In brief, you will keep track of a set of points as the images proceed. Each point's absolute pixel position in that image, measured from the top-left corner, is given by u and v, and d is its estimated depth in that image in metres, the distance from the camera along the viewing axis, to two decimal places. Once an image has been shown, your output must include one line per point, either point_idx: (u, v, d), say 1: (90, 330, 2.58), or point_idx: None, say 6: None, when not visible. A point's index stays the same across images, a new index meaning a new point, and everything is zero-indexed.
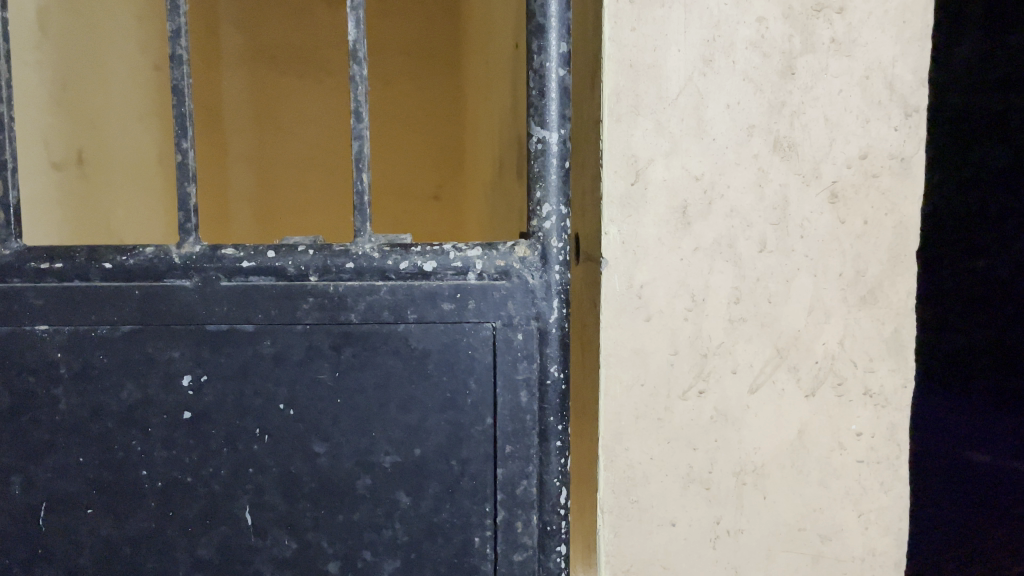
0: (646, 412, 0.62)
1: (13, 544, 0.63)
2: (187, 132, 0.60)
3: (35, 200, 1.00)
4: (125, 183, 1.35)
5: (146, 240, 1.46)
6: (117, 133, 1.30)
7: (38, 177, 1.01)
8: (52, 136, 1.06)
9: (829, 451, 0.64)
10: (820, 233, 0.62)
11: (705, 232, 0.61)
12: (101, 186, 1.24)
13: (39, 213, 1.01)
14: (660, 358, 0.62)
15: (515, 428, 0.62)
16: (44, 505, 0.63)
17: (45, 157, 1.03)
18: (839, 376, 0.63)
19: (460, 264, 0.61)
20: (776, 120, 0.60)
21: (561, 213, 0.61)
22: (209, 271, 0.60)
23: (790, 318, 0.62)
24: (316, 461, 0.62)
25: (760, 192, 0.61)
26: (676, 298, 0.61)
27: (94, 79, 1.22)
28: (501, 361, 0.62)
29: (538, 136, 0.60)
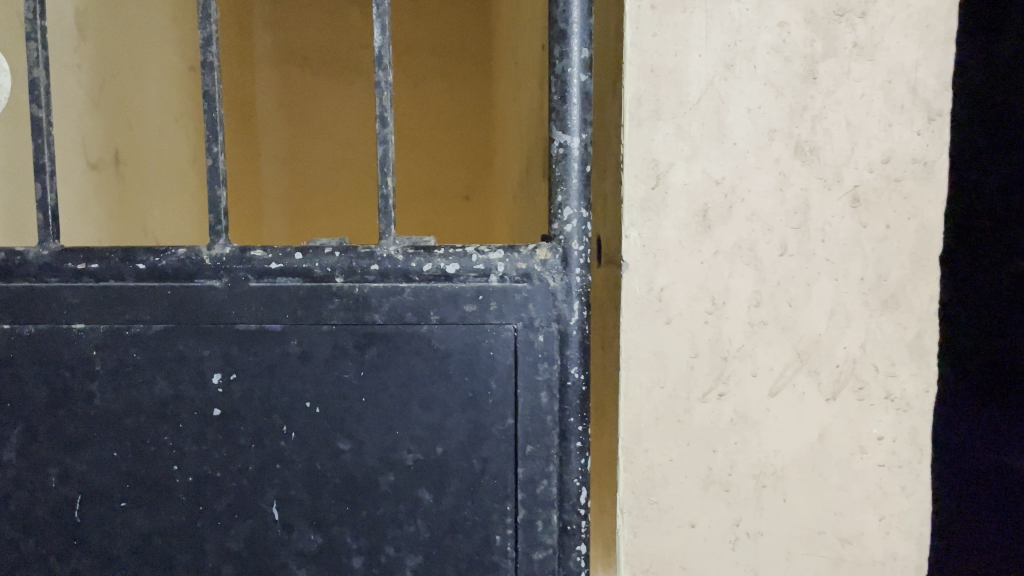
0: (665, 414, 0.63)
1: (53, 533, 0.65)
2: (217, 138, 0.62)
3: (72, 200, 1.03)
4: (163, 182, 1.38)
5: (182, 241, 1.48)
6: (154, 134, 1.34)
7: (76, 177, 1.04)
8: (90, 136, 1.09)
9: (849, 455, 0.64)
10: (841, 236, 0.62)
11: (726, 236, 0.61)
12: (139, 187, 1.27)
13: (75, 213, 1.04)
14: (680, 361, 0.62)
15: (535, 428, 0.63)
16: (83, 497, 0.65)
17: (83, 156, 1.06)
18: (861, 379, 0.63)
19: (482, 266, 0.61)
20: (798, 125, 0.61)
21: (582, 217, 0.61)
22: (237, 271, 0.62)
23: (811, 322, 0.62)
24: (342, 457, 0.63)
25: (781, 196, 0.61)
26: (697, 300, 0.62)
27: (132, 81, 1.25)
28: (523, 361, 0.62)
29: (559, 141, 0.61)
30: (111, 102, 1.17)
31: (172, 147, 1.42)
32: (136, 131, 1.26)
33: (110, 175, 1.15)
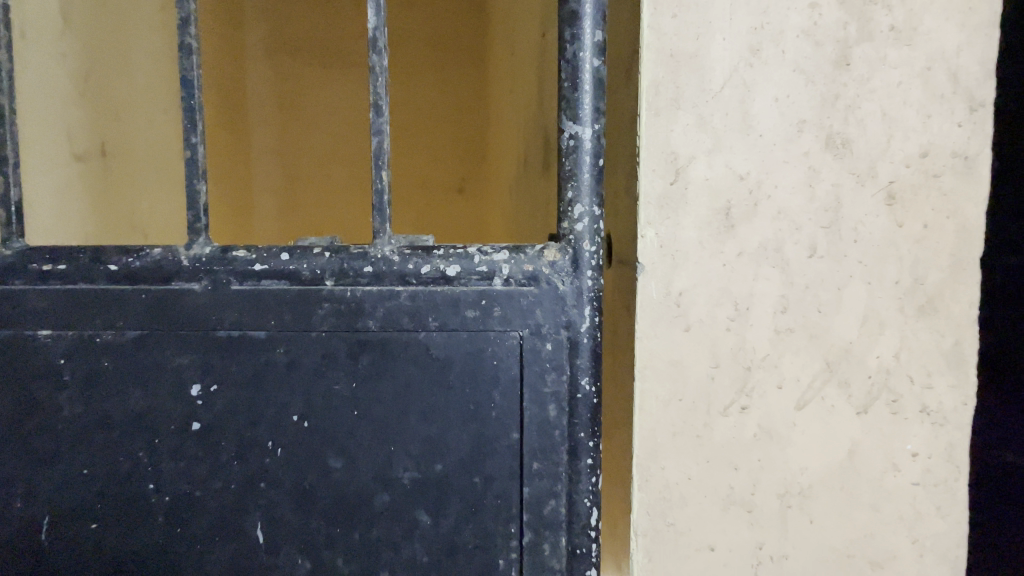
0: (683, 429, 0.58)
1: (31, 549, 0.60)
2: (196, 127, 0.57)
3: (55, 195, 0.97)
4: (150, 176, 1.32)
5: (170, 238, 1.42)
6: (141, 126, 1.28)
7: (59, 168, 0.98)
8: (75, 127, 1.04)
9: (881, 473, 0.59)
10: (875, 237, 0.57)
11: (750, 236, 0.56)
12: (125, 180, 1.21)
13: (59, 206, 0.98)
14: (700, 372, 0.57)
15: (543, 444, 0.58)
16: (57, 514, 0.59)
17: (67, 148, 1.01)
18: (894, 391, 0.58)
19: (485, 269, 0.57)
20: (829, 115, 0.56)
21: (594, 215, 0.56)
22: (218, 273, 0.57)
23: (842, 328, 0.57)
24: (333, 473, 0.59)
25: (810, 192, 0.56)
26: (718, 305, 0.57)
27: (118, 70, 1.19)
28: (529, 372, 0.57)
29: (569, 132, 0.56)
30: (95, 91, 1.11)
31: (159, 140, 1.36)
32: (122, 122, 1.20)
33: (95, 168, 1.09)
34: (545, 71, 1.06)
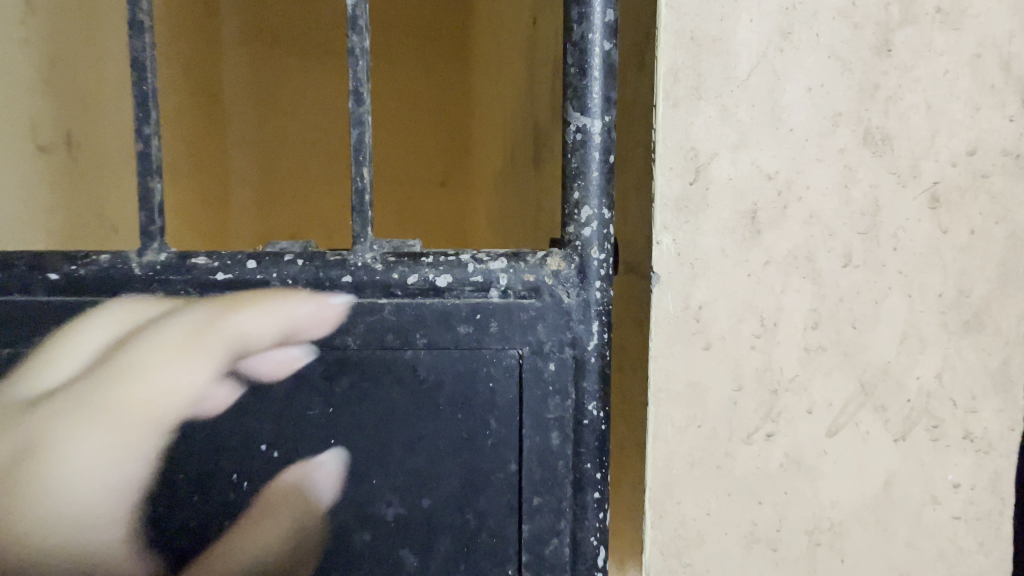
0: (701, 458, 0.51)
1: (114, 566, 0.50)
2: (150, 116, 0.50)
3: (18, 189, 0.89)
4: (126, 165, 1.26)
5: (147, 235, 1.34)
6: (113, 116, 1.20)
7: (24, 160, 0.91)
8: (41, 117, 0.96)
9: (919, 506, 0.53)
10: (917, 244, 0.51)
11: (779, 243, 0.50)
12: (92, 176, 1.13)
13: (23, 201, 0.90)
14: (722, 395, 0.51)
15: (544, 476, 0.52)
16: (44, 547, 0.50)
17: (31, 139, 0.93)
18: (935, 416, 0.52)
19: (480, 279, 0.50)
20: (868, 108, 0.50)
21: (604, 218, 0.50)
22: (175, 284, 0.51)
23: (879, 347, 0.51)
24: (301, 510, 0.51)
25: (846, 194, 0.50)
26: (742, 320, 0.50)
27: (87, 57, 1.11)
28: (530, 396, 0.51)
29: (576, 125, 0.49)
30: (62, 77, 1.03)
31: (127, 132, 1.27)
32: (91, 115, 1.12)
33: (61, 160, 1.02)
34: (535, 61, 1.00)
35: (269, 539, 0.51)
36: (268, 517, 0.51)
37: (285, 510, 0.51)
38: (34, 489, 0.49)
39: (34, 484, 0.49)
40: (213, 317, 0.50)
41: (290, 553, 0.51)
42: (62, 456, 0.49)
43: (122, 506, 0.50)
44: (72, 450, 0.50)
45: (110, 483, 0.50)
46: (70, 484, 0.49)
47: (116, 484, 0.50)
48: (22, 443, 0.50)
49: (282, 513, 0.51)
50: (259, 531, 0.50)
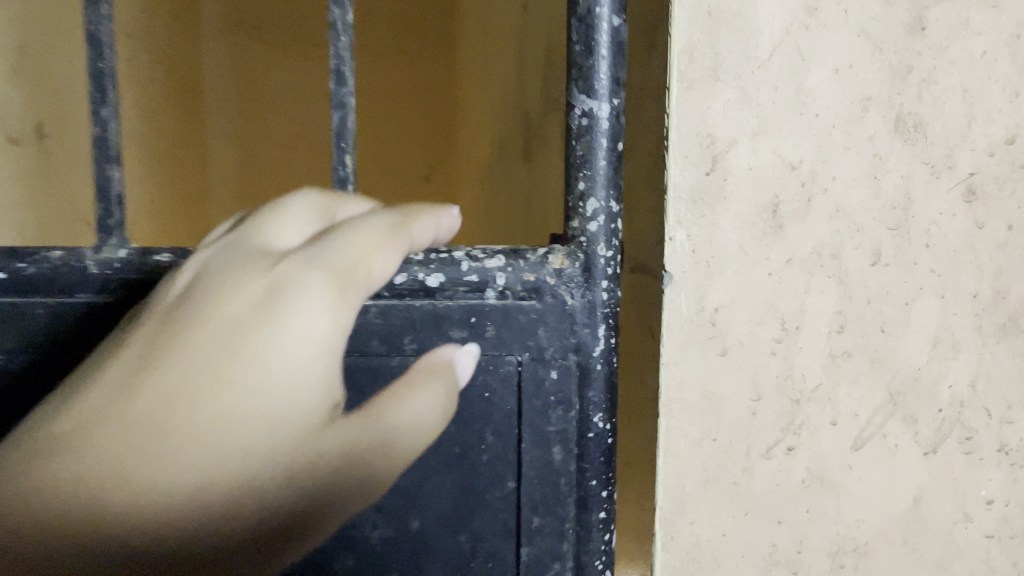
0: (716, 475, 0.47)
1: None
2: (108, 98, 0.46)
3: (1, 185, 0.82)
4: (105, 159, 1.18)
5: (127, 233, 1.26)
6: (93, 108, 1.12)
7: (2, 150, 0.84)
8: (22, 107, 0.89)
9: (950, 525, 0.49)
10: (951, 240, 0.47)
11: (802, 239, 0.46)
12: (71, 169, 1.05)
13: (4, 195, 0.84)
14: (739, 405, 0.47)
15: (545, 495, 0.47)
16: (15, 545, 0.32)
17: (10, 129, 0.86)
18: (968, 427, 0.48)
19: (475, 279, 0.45)
20: (900, 91, 0.45)
21: (611, 211, 0.45)
22: (135, 285, 0.45)
23: (909, 352, 0.47)
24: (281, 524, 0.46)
25: (875, 186, 0.46)
26: (762, 324, 0.46)
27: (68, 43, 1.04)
28: (529, 407, 0.46)
29: (582, 109, 0.45)
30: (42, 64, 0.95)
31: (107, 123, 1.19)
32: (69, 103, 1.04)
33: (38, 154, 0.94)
34: (525, 48, 0.95)
35: (406, 421, 0.37)
36: (408, 381, 0.39)
37: (430, 382, 0.39)
38: (212, 412, 0.32)
39: (233, 395, 0.32)
40: (407, 219, 0.37)
41: (421, 439, 0.38)
42: (262, 361, 0.32)
43: (388, 433, 0.36)
44: (300, 361, 0.33)
45: (313, 429, 0.34)
46: (241, 420, 0.32)
47: (314, 443, 0.34)
48: (236, 324, 0.33)
49: (439, 381, 0.40)
50: (398, 403, 0.37)
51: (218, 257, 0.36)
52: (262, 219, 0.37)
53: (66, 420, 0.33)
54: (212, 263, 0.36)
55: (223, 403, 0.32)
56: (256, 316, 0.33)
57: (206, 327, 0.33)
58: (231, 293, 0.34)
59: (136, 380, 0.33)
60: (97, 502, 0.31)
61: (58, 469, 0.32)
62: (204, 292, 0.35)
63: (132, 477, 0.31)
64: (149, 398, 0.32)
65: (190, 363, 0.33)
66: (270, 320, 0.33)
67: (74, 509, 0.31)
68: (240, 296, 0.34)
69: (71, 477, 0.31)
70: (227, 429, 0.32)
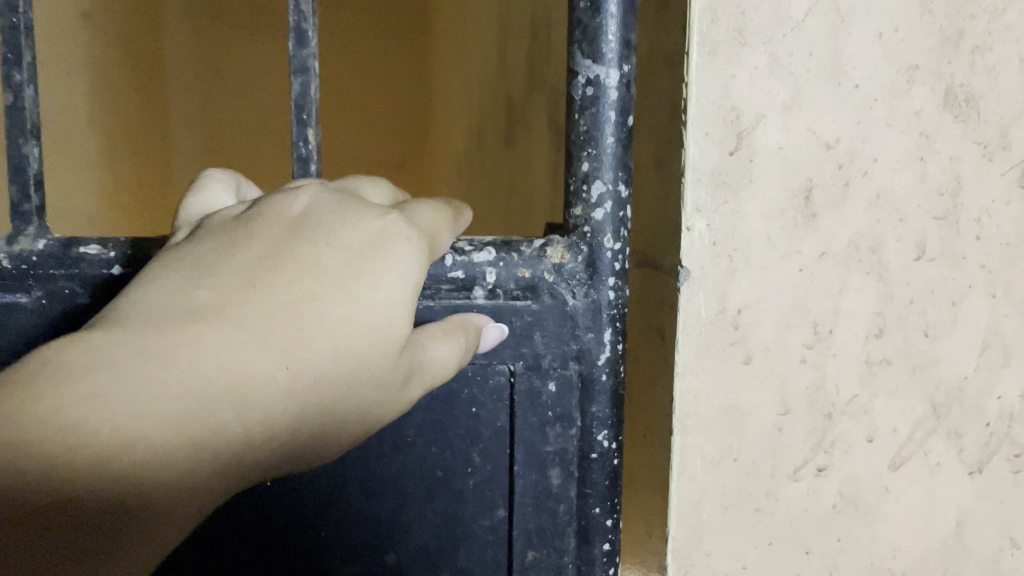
0: (737, 500, 0.41)
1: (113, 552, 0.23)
2: (22, 59, 0.39)
3: None
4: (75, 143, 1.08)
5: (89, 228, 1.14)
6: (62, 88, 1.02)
7: None
8: None
9: (994, 552, 0.44)
10: (1003, 232, 0.41)
11: (838, 230, 0.40)
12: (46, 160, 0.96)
13: None
14: (764, 421, 0.41)
15: (542, 525, 0.41)
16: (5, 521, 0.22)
17: None
18: (1016, 443, 0.43)
19: (461, 275, 0.39)
20: (951, 60, 0.39)
21: (619, 197, 0.39)
22: (57, 281, 0.39)
23: (955, 359, 0.41)
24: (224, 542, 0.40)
25: (921, 169, 0.40)
26: (791, 327, 0.40)
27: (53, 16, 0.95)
28: (523, 423, 0.41)
29: (586, 76, 0.38)
30: None
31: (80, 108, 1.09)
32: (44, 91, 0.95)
33: None
34: (507, 23, 0.87)
35: (435, 364, 0.33)
36: (437, 327, 0.34)
37: (457, 333, 0.35)
38: (323, 323, 0.28)
39: (342, 315, 0.29)
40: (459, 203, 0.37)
41: (436, 374, 0.33)
42: (375, 290, 0.30)
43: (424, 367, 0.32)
44: (401, 298, 0.30)
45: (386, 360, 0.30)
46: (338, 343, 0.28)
47: (385, 378, 0.30)
48: (350, 248, 0.30)
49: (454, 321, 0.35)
50: (431, 341, 0.33)
51: (310, 188, 0.32)
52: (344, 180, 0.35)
53: (154, 329, 0.26)
54: (302, 193, 0.32)
55: (335, 320, 0.29)
56: (370, 243, 0.30)
57: (317, 245, 0.30)
58: (340, 217, 0.31)
59: (243, 289, 0.28)
60: (187, 425, 0.25)
61: (140, 382, 0.24)
62: (302, 214, 0.31)
63: (242, 394, 0.26)
64: (260, 300, 0.28)
65: (302, 276, 0.29)
66: (382, 250, 0.30)
67: (160, 435, 0.24)
68: (351, 223, 0.31)
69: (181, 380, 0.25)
70: (331, 351, 0.28)
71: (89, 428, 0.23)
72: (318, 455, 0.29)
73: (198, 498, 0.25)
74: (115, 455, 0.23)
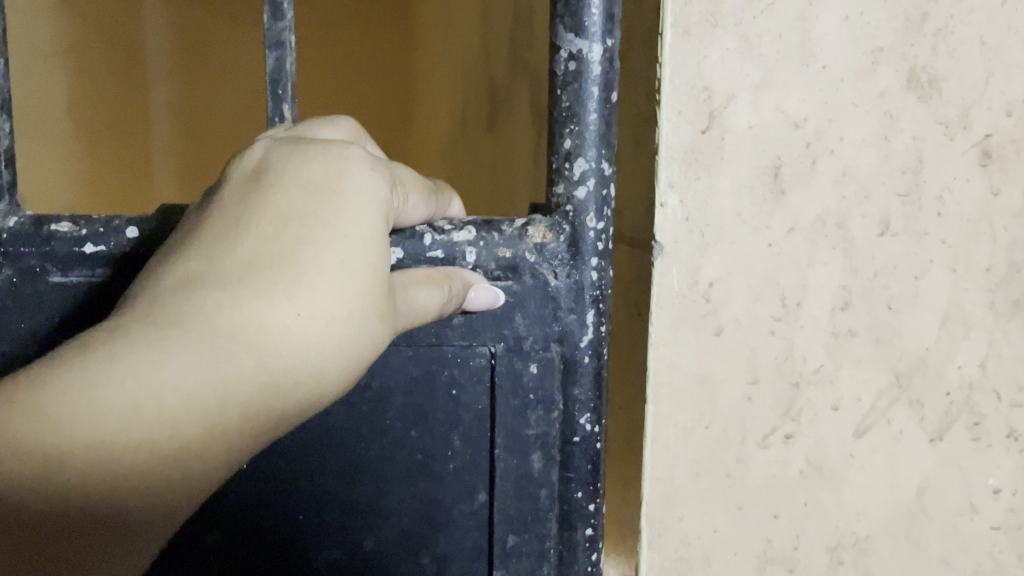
0: (708, 467, 0.43)
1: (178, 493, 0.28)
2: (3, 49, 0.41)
3: None
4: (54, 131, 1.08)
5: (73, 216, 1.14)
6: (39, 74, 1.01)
7: None
8: None
9: (956, 516, 0.45)
10: (964, 210, 0.42)
11: (806, 206, 0.41)
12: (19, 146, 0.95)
13: None
14: (734, 391, 0.42)
15: (523, 510, 0.43)
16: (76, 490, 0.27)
17: None
18: (977, 411, 0.45)
19: (441, 254, 0.40)
20: (914, 43, 0.41)
21: (602, 174, 0.40)
22: (28, 259, 0.40)
23: (916, 332, 0.43)
24: (205, 530, 0.41)
25: (886, 147, 0.41)
26: (760, 300, 0.42)
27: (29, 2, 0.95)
28: (505, 405, 0.42)
29: (570, 50, 0.39)
30: None
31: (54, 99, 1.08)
32: (22, 78, 0.94)
33: None
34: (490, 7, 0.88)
35: (416, 307, 0.36)
36: (421, 273, 0.37)
37: (442, 281, 0.37)
38: (322, 268, 0.31)
39: (336, 254, 0.31)
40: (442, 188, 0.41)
41: (415, 316, 0.36)
42: (354, 225, 0.32)
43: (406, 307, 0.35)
44: (377, 228, 0.33)
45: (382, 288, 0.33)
46: (339, 283, 0.31)
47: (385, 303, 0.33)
48: (316, 187, 0.33)
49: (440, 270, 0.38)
50: (412, 286, 0.36)
51: (268, 142, 0.35)
52: (303, 124, 0.37)
53: (165, 308, 0.30)
54: (263, 150, 0.35)
55: (331, 262, 0.31)
56: (330, 177, 0.33)
57: (290, 192, 0.33)
58: (300, 162, 0.34)
59: (235, 251, 0.31)
60: (215, 376, 0.29)
61: (158, 349, 0.28)
62: (270, 169, 0.34)
63: (251, 339, 0.30)
64: (253, 259, 0.31)
65: (289, 226, 0.32)
66: (346, 182, 0.33)
67: (185, 388, 0.28)
68: (313, 164, 0.33)
69: (190, 344, 0.29)
70: (335, 290, 0.31)
71: (115, 400, 0.27)
72: (342, 381, 0.32)
73: (237, 437, 0.30)
74: (141, 416, 0.27)
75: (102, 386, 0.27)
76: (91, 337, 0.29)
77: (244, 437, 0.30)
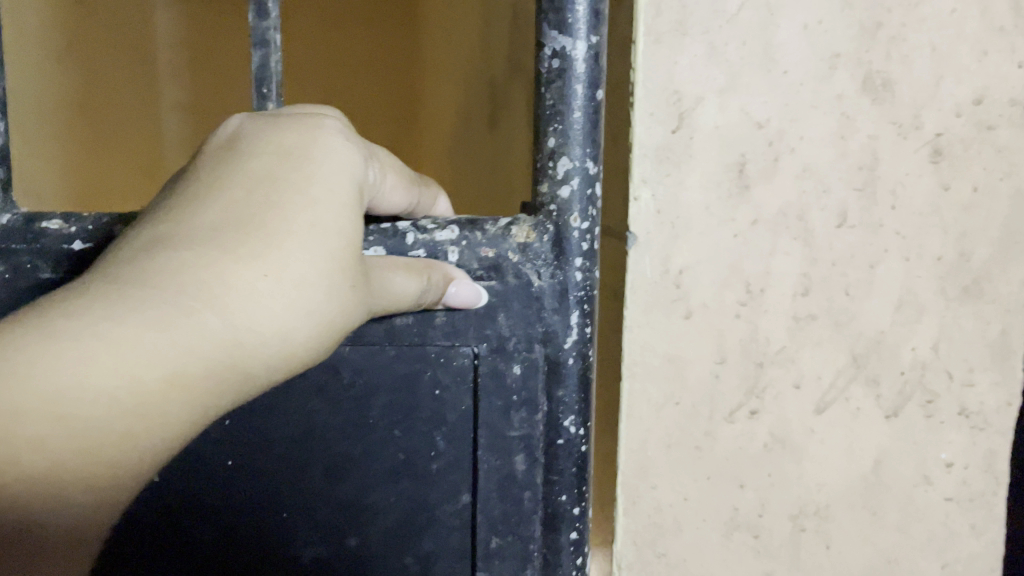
0: (679, 439, 0.47)
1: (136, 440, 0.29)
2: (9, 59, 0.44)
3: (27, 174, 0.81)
4: None
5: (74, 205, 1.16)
6: None
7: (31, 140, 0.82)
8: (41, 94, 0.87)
9: (911, 487, 0.49)
10: (916, 204, 0.46)
11: (768, 200, 0.45)
12: None
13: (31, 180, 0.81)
14: (702, 369, 0.46)
15: (507, 511, 0.46)
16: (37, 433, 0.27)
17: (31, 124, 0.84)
18: (930, 390, 0.48)
19: (424, 251, 0.44)
20: (869, 49, 0.44)
21: (586, 170, 0.44)
22: (20, 255, 0.43)
23: (872, 317, 0.47)
24: (193, 523, 0.44)
25: (843, 146, 0.45)
26: (726, 286, 0.45)
27: None
28: (489, 407, 0.45)
29: (554, 48, 0.43)
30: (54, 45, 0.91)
31: None
32: None
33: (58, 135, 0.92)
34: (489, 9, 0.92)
35: (397, 289, 0.39)
36: (402, 261, 0.41)
37: (422, 271, 0.41)
38: (291, 229, 0.32)
39: (307, 218, 0.32)
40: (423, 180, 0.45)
41: (397, 297, 0.39)
42: (327, 193, 0.34)
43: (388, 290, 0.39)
44: (351, 198, 0.35)
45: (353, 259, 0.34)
46: (309, 246, 0.32)
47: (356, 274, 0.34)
48: (292, 156, 0.35)
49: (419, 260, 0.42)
50: (394, 272, 0.39)
51: (250, 117, 0.38)
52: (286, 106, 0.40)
53: (137, 261, 0.31)
54: (244, 124, 0.37)
55: (302, 224, 0.32)
56: (307, 147, 0.35)
57: (267, 160, 0.34)
58: (278, 134, 0.36)
59: (210, 211, 0.33)
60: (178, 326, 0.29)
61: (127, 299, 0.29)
62: (250, 139, 0.36)
63: (218, 295, 0.30)
64: (225, 220, 0.32)
65: (263, 191, 0.33)
66: (320, 151, 0.35)
67: (150, 335, 0.29)
68: (291, 135, 0.35)
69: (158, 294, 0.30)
70: (306, 253, 0.32)
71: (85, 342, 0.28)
72: (307, 350, 0.33)
73: (200, 392, 0.30)
74: (106, 361, 0.28)
75: (68, 339, 0.28)
76: (65, 293, 0.30)
77: (207, 394, 0.31)
